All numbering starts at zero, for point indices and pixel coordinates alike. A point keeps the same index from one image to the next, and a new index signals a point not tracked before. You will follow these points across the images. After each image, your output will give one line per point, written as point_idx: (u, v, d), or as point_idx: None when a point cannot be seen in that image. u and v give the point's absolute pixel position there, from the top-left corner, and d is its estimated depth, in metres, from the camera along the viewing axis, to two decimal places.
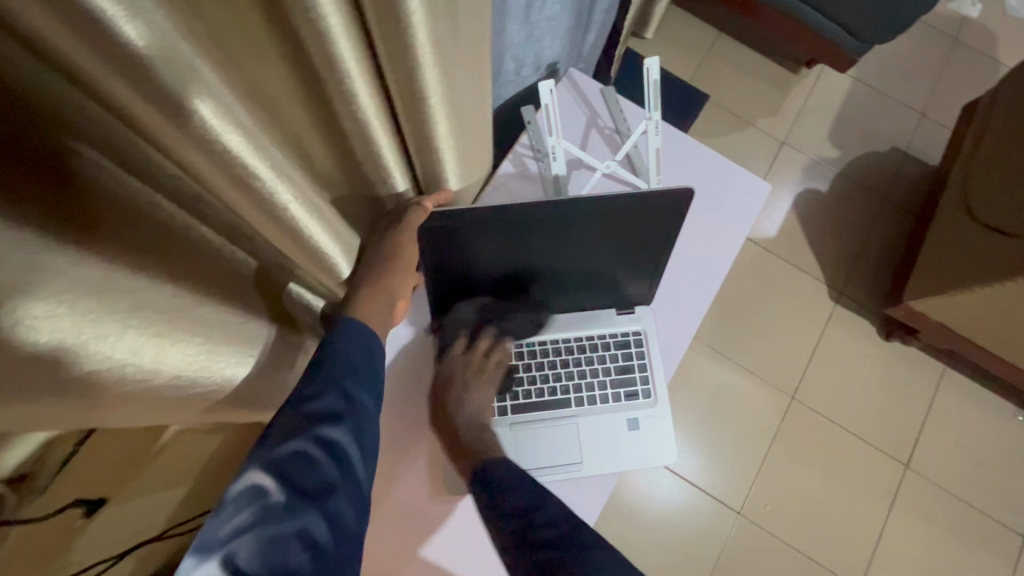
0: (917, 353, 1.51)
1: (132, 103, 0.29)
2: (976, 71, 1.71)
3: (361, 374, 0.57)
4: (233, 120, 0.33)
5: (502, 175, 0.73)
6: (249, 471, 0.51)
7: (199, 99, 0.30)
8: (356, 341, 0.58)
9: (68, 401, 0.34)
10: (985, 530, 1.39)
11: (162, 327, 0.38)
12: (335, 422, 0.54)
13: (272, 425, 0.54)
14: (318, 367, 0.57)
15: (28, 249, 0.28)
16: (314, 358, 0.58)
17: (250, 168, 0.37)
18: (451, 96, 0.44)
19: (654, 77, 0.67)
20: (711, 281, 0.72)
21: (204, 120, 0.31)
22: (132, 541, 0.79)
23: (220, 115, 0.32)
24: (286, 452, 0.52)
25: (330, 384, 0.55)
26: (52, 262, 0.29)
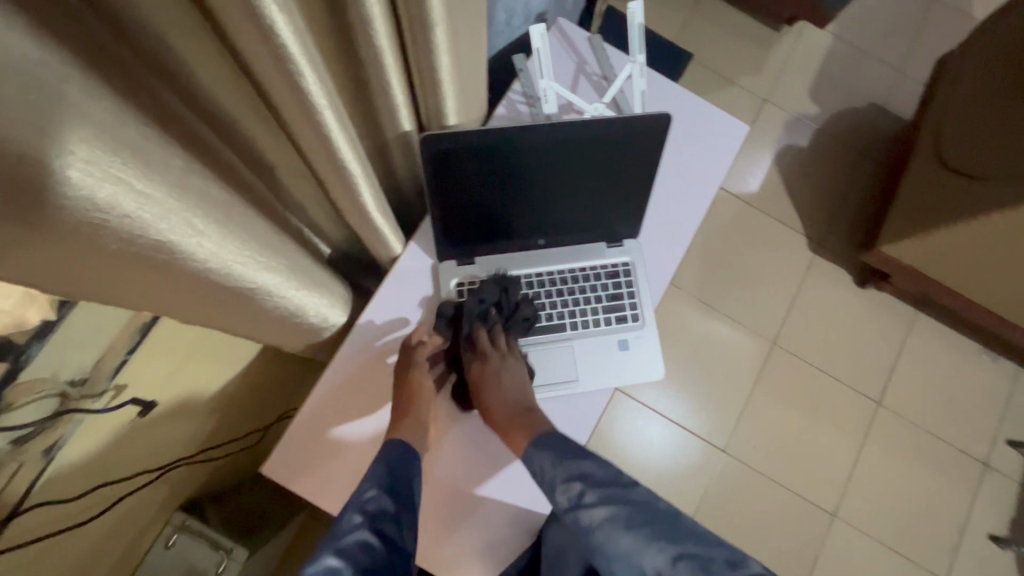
0: (891, 299, 1.59)
1: (233, 36, 0.29)
2: (952, 26, 1.76)
3: (409, 480, 0.64)
4: (316, 71, 0.34)
5: (496, 120, 0.77)
6: (320, 556, 0.57)
7: (295, 47, 0.31)
8: (402, 453, 0.64)
9: (158, 301, 0.37)
10: (950, 458, 1.51)
11: (254, 245, 0.40)
12: (388, 518, 0.61)
13: (339, 517, 0.60)
14: (379, 470, 0.63)
15: (176, 156, 0.30)
16: (374, 462, 0.65)
17: (321, 120, 0.38)
18: (456, 26, 0.48)
19: (638, 20, 0.72)
20: (690, 215, 0.78)
21: (297, 68, 0.32)
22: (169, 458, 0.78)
23: (309, 65, 0.33)
24: (352, 541, 0.58)
25: (386, 487, 0.62)
26: (194, 176, 0.32)
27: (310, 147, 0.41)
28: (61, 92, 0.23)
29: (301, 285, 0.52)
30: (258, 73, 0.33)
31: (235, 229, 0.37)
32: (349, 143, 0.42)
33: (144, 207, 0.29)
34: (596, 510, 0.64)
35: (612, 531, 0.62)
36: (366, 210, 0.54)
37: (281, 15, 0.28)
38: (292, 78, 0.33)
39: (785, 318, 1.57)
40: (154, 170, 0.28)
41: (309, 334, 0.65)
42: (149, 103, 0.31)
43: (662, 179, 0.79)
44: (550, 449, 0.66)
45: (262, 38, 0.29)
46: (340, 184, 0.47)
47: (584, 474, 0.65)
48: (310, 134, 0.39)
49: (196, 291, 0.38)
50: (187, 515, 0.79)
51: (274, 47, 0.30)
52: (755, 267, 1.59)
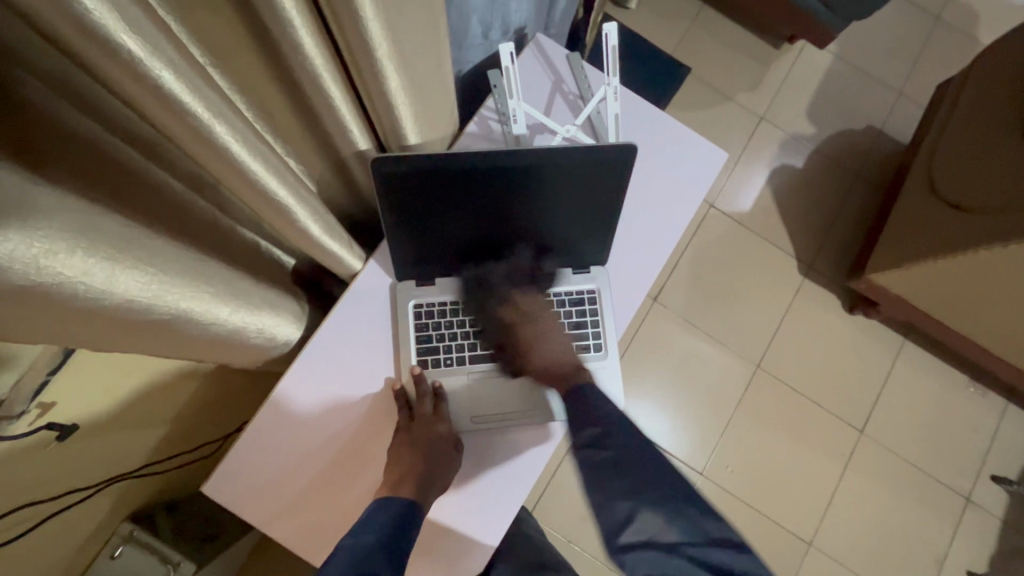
0: (879, 326, 1.57)
1: (115, 77, 0.28)
2: (957, 51, 1.73)
3: (403, 544, 0.59)
4: (213, 106, 0.32)
5: (466, 137, 0.75)
6: None
7: (176, 84, 0.29)
8: (399, 511, 0.61)
9: (56, 334, 0.36)
10: (931, 491, 1.48)
11: (166, 276, 0.39)
12: None
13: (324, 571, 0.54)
14: (378, 528, 0.59)
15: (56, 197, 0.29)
16: (368, 520, 0.60)
17: (232, 154, 0.36)
18: (400, 50, 0.46)
19: (613, 42, 0.69)
20: (661, 243, 0.76)
21: (189, 107, 0.31)
22: (116, 468, 0.77)
23: (203, 102, 0.31)
24: None
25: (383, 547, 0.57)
26: (76, 215, 0.31)
27: (228, 178, 0.39)
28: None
29: (236, 307, 0.51)
30: (145, 106, 0.31)
31: (138, 264, 0.36)
32: (271, 171, 0.40)
33: (9, 252, 0.27)
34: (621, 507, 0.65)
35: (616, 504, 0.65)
36: (308, 233, 0.52)
37: (141, 48, 0.26)
38: (191, 116, 0.31)
39: (772, 341, 1.55)
40: (11, 209, 0.27)
41: (261, 353, 0.63)
42: (33, 136, 0.29)
43: (635, 205, 0.76)
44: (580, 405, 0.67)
45: (134, 75, 0.27)
46: (274, 212, 0.46)
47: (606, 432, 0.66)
48: (224, 167, 0.37)
49: (101, 325, 0.37)
50: (135, 526, 0.79)
51: (151, 82, 0.28)
52: (743, 287, 1.57)
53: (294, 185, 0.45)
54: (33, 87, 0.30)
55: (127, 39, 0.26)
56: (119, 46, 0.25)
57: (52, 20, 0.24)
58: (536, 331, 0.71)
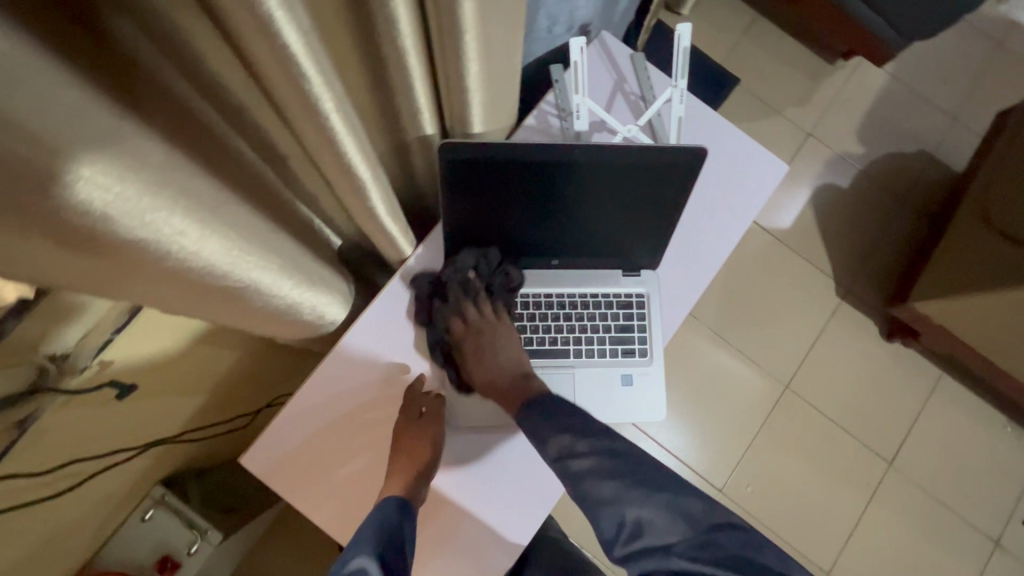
0: (916, 356, 1.52)
1: (244, 34, 0.27)
2: (1019, 79, 1.68)
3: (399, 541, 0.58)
4: (324, 74, 0.32)
5: (524, 130, 0.75)
6: None
7: (300, 49, 0.28)
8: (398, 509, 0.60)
9: (140, 289, 0.36)
10: (958, 531, 1.43)
11: (245, 244, 0.39)
12: None
13: None
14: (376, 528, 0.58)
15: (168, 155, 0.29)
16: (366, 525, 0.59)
17: (329, 126, 0.36)
18: (488, 34, 0.45)
19: (685, 44, 0.68)
20: (715, 252, 0.74)
21: (304, 72, 0.30)
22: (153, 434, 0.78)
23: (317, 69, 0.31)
24: None
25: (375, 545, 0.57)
26: (179, 175, 0.30)
27: (317, 149, 0.39)
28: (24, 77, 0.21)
29: (297, 283, 0.51)
30: (258, 67, 0.30)
31: (224, 228, 0.35)
32: (358, 144, 0.40)
33: (121, 203, 0.27)
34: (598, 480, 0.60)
35: (599, 482, 0.59)
36: (375, 213, 0.52)
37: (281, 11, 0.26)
38: (304, 82, 0.31)
39: (803, 362, 1.51)
40: (127, 161, 0.27)
41: (309, 331, 0.65)
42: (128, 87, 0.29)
43: (691, 211, 0.75)
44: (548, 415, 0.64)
45: (262, 33, 0.27)
46: (349, 188, 0.45)
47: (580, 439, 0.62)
48: (317, 137, 0.37)
49: (181, 286, 0.37)
50: (167, 491, 0.79)
51: (278, 44, 0.28)
52: (776, 305, 1.53)
53: (373, 164, 0.45)
54: (139, 41, 0.30)
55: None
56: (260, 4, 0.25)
57: None
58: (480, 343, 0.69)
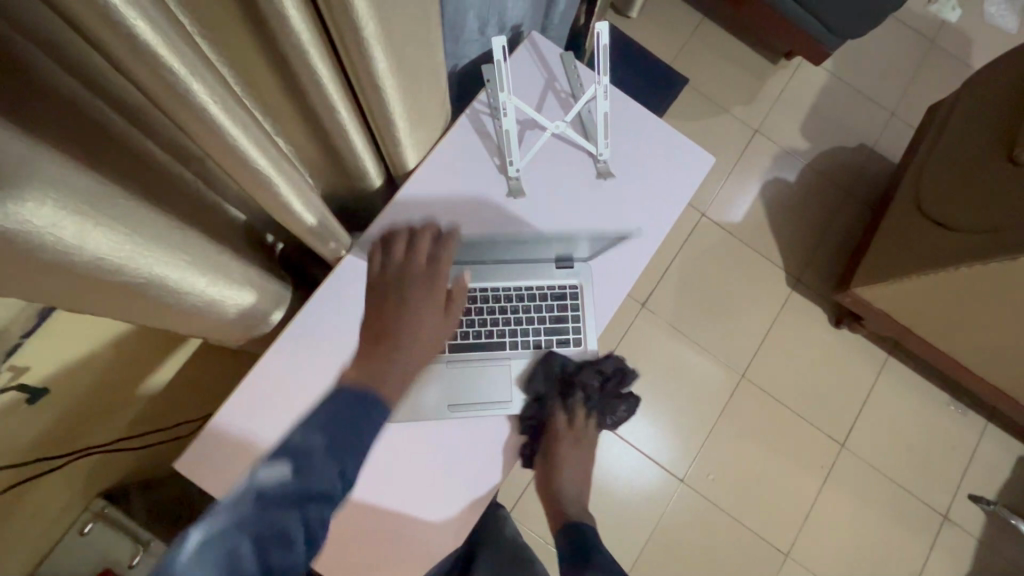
0: (863, 341, 1.58)
1: (97, 26, 0.28)
2: (950, 75, 1.77)
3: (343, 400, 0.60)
4: (187, 63, 0.32)
5: (457, 129, 0.77)
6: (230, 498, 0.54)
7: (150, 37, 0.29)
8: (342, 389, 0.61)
9: (40, 290, 0.37)
10: (909, 507, 1.49)
11: (142, 240, 0.40)
12: (322, 432, 0.58)
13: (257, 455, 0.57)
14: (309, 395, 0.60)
15: (37, 151, 0.31)
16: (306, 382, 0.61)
17: (209, 115, 0.37)
18: (386, 31, 0.47)
19: (604, 42, 0.71)
20: (646, 241, 0.77)
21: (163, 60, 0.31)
22: None
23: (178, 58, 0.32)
24: (269, 474, 0.54)
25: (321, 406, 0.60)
26: (59, 173, 0.32)
27: (209, 141, 0.40)
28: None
29: (217, 279, 0.52)
30: (123, 59, 0.31)
31: (113, 225, 0.37)
32: (250, 139, 0.41)
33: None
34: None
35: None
36: (290, 209, 0.53)
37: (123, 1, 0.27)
38: (167, 70, 0.32)
39: (757, 352, 1.56)
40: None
41: (242, 329, 0.65)
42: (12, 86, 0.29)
43: (622, 203, 0.77)
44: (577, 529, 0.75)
45: (111, 22, 0.28)
46: (254, 182, 0.46)
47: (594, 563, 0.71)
48: (203, 128, 0.38)
49: (70, 281, 0.38)
50: (107, 504, 0.79)
51: (128, 32, 0.28)
52: (730, 297, 1.58)
53: (274, 158, 0.45)
54: (30, 46, 0.31)
55: None
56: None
57: None
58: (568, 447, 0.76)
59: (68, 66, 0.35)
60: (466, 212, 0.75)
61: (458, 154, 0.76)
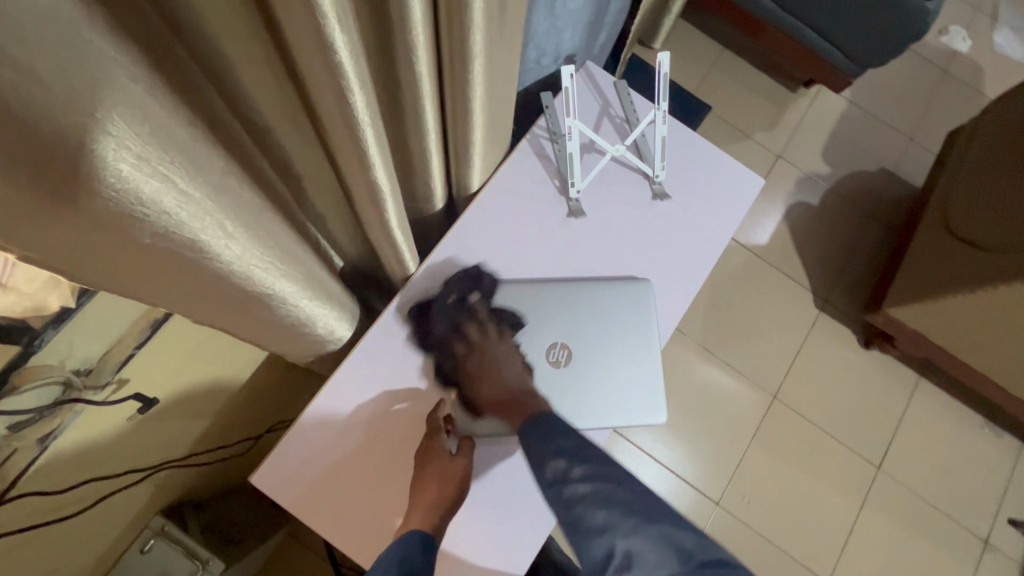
0: (894, 363, 1.58)
1: (305, 53, 0.31)
2: (965, 102, 1.82)
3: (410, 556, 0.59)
4: (361, 91, 0.35)
5: (520, 153, 0.80)
6: None
7: (347, 68, 0.32)
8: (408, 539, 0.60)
9: (182, 290, 0.39)
10: (948, 532, 1.47)
11: (275, 255, 0.42)
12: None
13: None
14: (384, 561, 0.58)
15: (219, 166, 0.33)
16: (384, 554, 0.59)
17: (360, 138, 0.39)
18: (491, 60, 0.50)
19: (665, 71, 0.74)
20: (703, 259, 0.79)
21: (348, 88, 0.34)
22: (153, 464, 0.76)
23: (359, 85, 0.34)
24: None
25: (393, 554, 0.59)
26: (230, 186, 0.34)
27: (346, 158, 0.42)
28: (113, 76, 0.24)
29: (318, 296, 0.54)
30: (309, 80, 0.34)
31: (258, 240, 0.39)
32: (382, 161, 0.44)
33: (180, 202, 0.30)
34: (582, 485, 0.61)
35: (592, 509, 0.60)
36: (389, 227, 0.55)
37: (339, 35, 0.29)
38: (344, 94, 0.34)
39: (788, 373, 1.56)
40: (189, 169, 0.30)
41: (318, 346, 0.65)
42: (183, 93, 0.32)
43: (681, 223, 0.80)
44: (539, 433, 0.64)
45: (320, 53, 0.30)
46: (370, 200, 0.49)
47: (585, 465, 0.62)
48: (348, 147, 0.41)
49: (205, 291, 0.40)
50: (167, 522, 0.78)
51: (331, 61, 0.31)
52: (759, 318, 1.59)
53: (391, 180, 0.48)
54: (191, 61, 0.34)
55: (331, 24, 0.28)
56: (325, 29, 0.28)
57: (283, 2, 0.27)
58: (486, 359, 0.71)
59: (222, 87, 0.38)
60: (528, 231, 0.78)
61: (520, 176, 0.79)
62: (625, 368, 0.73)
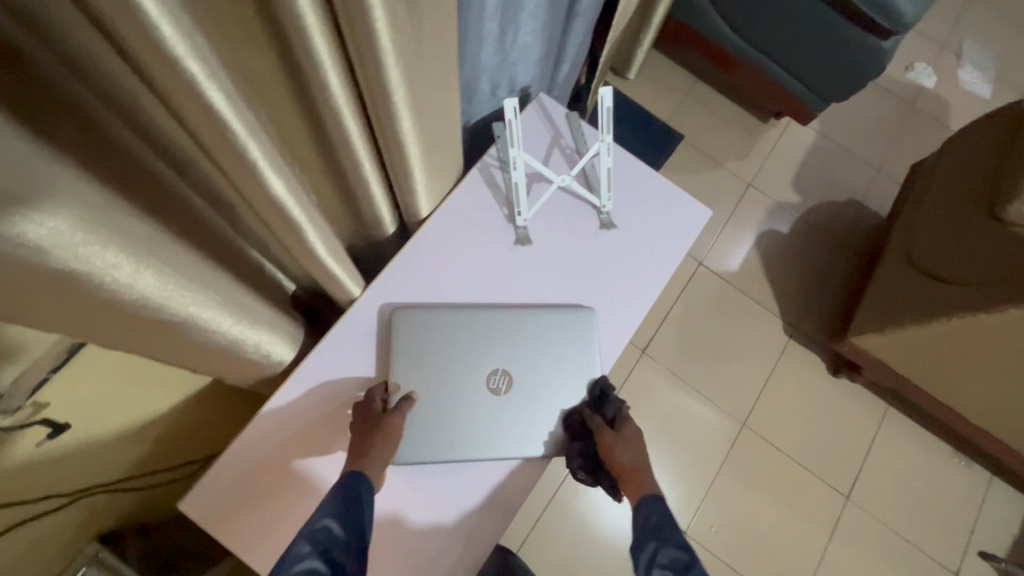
0: (863, 391, 1.59)
1: (179, 95, 0.32)
2: (931, 136, 1.87)
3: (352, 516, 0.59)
4: (247, 126, 0.37)
5: (469, 180, 0.81)
6: None
7: (225, 106, 0.34)
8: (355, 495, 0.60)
9: (80, 321, 0.39)
10: (919, 564, 1.45)
11: (180, 282, 0.42)
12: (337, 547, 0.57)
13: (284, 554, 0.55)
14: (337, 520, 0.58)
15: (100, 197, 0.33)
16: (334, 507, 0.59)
17: (258, 169, 0.41)
18: (412, 93, 0.51)
19: (607, 104, 0.76)
20: (647, 287, 0.80)
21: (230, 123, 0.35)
22: (88, 484, 0.76)
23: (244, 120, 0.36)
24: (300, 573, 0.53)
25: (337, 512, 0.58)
26: (115, 216, 0.35)
27: (251, 189, 0.43)
28: None
29: (242, 320, 0.54)
30: (190, 121, 0.35)
31: (158, 269, 0.40)
32: (288, 190, 0.45)
33: (57, 235, 0.31)
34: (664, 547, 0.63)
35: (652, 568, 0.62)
36: (314, 252, 0.56)
37: (203, 75, 0.31)
38: (229, 129, 0.36)
39: (758, 400, 1.56)
40: (63, 204, 0.31)
41: (250, 370, 0.65)
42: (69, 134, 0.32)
43: (626, 252, 0.81)
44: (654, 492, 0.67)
45: (191, 93, 0.31)
46: (286, 228, 0.50)
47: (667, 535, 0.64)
48: (248, 180, 0.42)
49: (106, 319, 0.40)
50: (101, 548, 0.75)
51: (203, 101, 0.32)
52: (729, 344, 1.60)
53: (305, 208, 0.49)
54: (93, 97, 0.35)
55: (191, 64, 0.30)
56: (183, 69, 0.30)
57: (138, 49, 0.28)
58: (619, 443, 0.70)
59: (131, 121, 0.39)
60: (475, 258, 0.78)
61: (468, 203, 0.81)
62: (563, 398, 0.74)
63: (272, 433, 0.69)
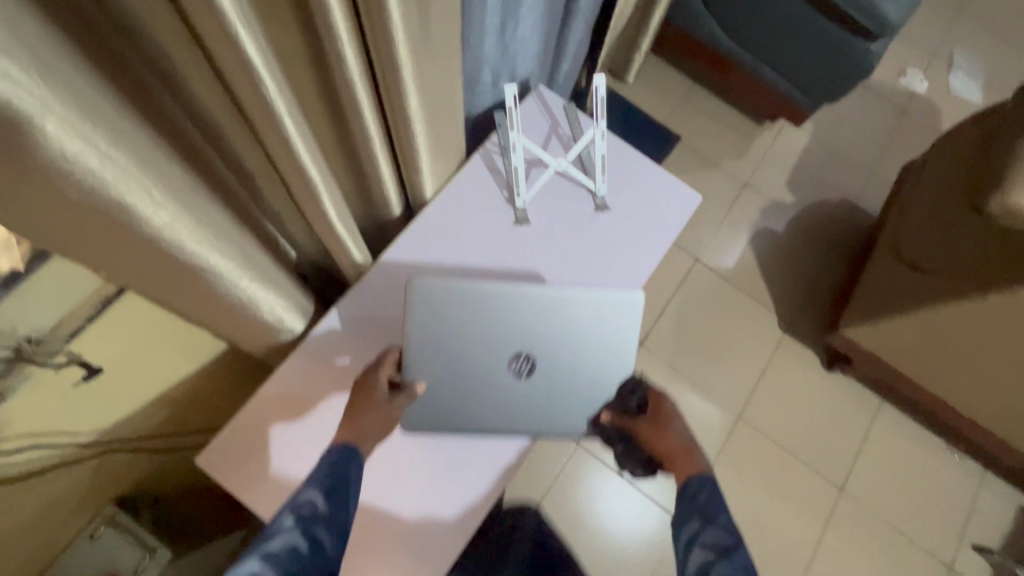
0: (858, 386, 1.62)
1: (216, 42, 0.37)
2: (923, 140, 1.91)
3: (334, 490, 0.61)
4: (272, 79, 0.42)
5: (472, 164, 0.86)
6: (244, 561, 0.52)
7: (256, 59, 0.39)
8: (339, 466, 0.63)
9: (120, 260, 0.44)
10: (912, 555, 1.47)
11: (208, 232, 0.47)
12: (317, 519, 0.58)
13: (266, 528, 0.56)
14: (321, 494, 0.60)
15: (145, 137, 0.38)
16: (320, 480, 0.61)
17: (280, 122, 0.46)
18: (420, 71, 0.56)
19: (601, 93, 0.81)
20: (640, 267, 0.84)
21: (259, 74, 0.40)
22: (94, 446, 0.81)
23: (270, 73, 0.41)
24: (280, 545, 0.54)
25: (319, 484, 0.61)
26: (157, 161, 0.40)
27: (273, 143, 0.49)
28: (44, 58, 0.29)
29: (259, 279, 0.59)
30: (224, 67, 0.40)
31: (189, 215, 0.44)
32: (305, 147, 0.50)
33: (110, 170, 0.36)
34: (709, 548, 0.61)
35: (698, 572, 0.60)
36: (325, 213, 0.61)
37: (240, 26, 0.36)
38: (256, 79, 0.41)
39: (753, 393, 1.59)
40: (119, 143, 0.35)
41: (262, 335, 0.69)
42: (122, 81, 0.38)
43: (620, 234, 0.85)
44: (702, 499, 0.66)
45: (226, 41, 0.37)
46: (303, 186, 0.55)
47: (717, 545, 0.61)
48: (271, 132, 0.47)
49: (142, 259, 0.45)
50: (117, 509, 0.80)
51: (238, 49, 0.38)
52: (724, 338, 1.63)
53: (320, 167, 0.54)
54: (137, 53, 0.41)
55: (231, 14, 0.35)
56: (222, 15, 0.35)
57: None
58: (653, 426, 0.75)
59: (167, 80, 0.45)
60: (476, 236, 0.83)
61: (471, 186, 0.85)
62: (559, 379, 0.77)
63: (283, 401, 0.75)
